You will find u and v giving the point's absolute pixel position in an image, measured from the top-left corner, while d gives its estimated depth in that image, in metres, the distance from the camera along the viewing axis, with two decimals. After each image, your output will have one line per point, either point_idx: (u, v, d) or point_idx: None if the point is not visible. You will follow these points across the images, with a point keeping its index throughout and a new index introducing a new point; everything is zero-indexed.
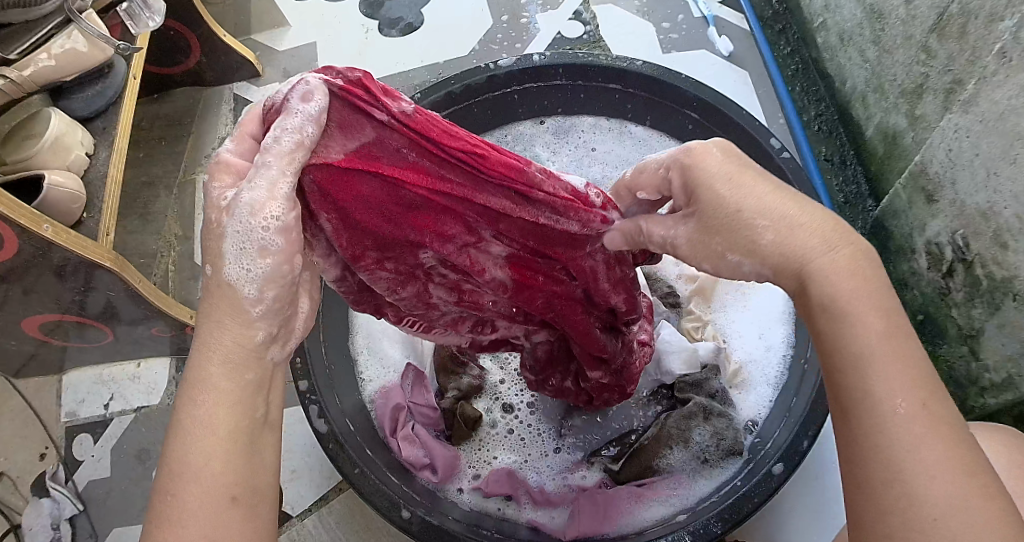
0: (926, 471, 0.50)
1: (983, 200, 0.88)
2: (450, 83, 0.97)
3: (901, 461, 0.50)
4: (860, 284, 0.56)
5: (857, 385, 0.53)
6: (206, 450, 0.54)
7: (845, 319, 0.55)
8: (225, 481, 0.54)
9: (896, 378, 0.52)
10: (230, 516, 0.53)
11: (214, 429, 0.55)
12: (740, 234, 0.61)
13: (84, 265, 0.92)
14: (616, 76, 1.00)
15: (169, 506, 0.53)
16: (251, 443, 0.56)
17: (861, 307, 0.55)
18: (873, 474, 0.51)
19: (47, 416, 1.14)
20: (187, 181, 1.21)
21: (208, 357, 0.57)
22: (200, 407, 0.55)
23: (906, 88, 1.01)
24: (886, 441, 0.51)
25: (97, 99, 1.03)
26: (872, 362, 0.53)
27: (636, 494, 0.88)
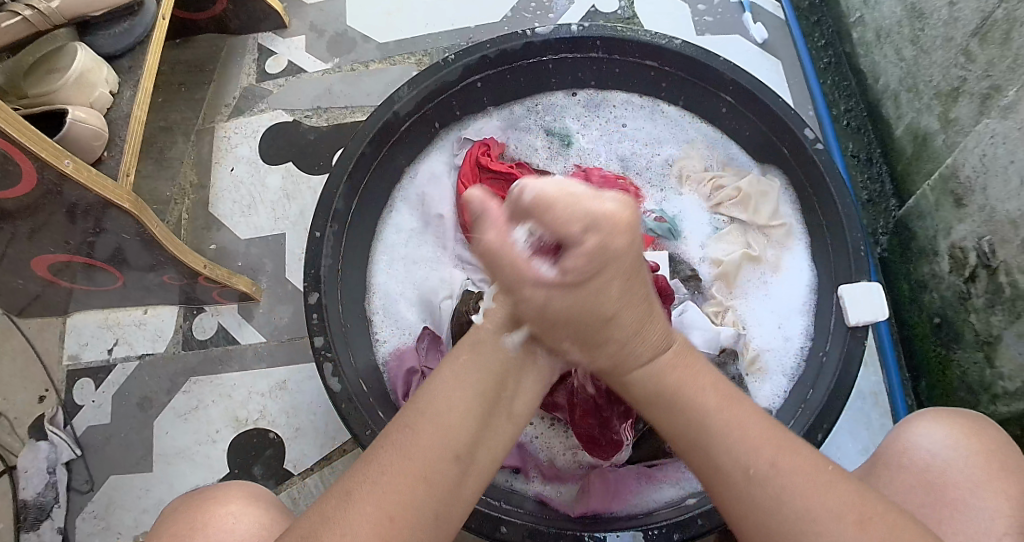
0: (806, 518, 0.55)
1: (1014, 208, 0.88)
2: (485, 47, 0.95)
3: (784, 516, 0.55)
4: (695, 375, 0.63)
5: (708, 452, 0.59)
6: (444, 409, 0.60)
7: (687, 410, 0.61)
8: (441, 447, 0.59)
9: (744, 444, 0.58)
10: (445, 470, 0.58)
11: (457, 392, 0.61)
12: None
13: (100, 205, 0.90)
14: (653, 54, 0.98)
15: (390, 441, 0.59)
16: (491, 413, 0.63)
17: (694, 390, 0.61)
18: (764, 531, 0.56)
19: (48, 358, 1.12)
20: (206, 130, 1.20)
21: (482, 330, 0.66)
22: (468, 371, 0.63)
23: (941, 91, 1.00)
24: (756, 493, 0.56)
25: (125, 37, 1.00)
26: (705, 425, 0.59)
27: (645, 475, 0.88)
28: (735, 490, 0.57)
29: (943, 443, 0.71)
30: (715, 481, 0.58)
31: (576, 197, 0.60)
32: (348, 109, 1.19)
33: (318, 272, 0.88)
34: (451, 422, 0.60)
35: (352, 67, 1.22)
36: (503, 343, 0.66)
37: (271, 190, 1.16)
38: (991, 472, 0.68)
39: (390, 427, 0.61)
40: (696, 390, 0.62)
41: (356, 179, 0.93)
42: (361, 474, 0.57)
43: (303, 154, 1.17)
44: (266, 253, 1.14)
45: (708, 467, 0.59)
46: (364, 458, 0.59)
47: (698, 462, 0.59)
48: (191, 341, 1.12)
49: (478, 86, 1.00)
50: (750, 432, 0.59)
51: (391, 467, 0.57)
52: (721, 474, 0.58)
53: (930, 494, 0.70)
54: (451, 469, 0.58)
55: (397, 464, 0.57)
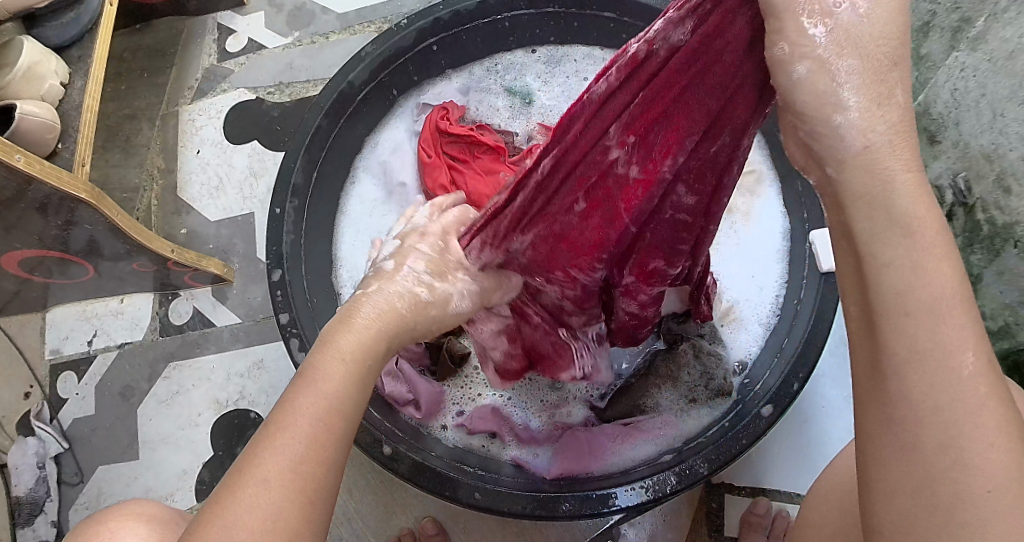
0: (983, 442, 0.43)
1: (988, 142, 0.85)
2: (437, 10, 0.93)
3: (967, 419, 0.43)
4: (924, 213, 0.46)
5: (923, 333, 0.44)
6: (334, 389, 0.53)
7: (887, 251, 0.45)
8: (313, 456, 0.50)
9: (962, 331, 0.44)
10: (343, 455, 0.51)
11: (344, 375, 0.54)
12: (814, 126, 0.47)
13: (61, 199, 0.90)
14: (613, 4, 0.95)
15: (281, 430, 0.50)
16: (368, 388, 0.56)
17: (936, 256, 0.45)
18: (920, 439, 0.44)
19: (30, 353, 1.12)
20: (171, 113, 1.18)
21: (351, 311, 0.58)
22: (349, 349, 0.55)
23: (912, 26, 0.97)
24: (945, 404, 0.44)
25: (71, 27, 0.99)
26: (942, 310, 0.44)
27: (623, 433, 0.86)
28: (924, 383, 0.44)
29: None
30: (907, 369, 0.44)
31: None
32: (310, 83, 1.17)
33: (280, 249, 0.87)
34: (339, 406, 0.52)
35: (312, 40, 1.20)
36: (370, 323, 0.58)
37: (238, 169, 1.15)
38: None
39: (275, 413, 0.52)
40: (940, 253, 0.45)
41: (314, 151, 0.91)
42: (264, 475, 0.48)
43: (268, 131, 1.16)
44: (237, 234, 1.13)
45: (919, 338, 0.44)
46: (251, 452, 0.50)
47: (917, 331, 0.44)
48: (169, 326, 1.12)
49: (433, 49, 0.98)
50: (969, 323, 0.45)
51: (301, 456, 0.49)
52: (923, 361, 0.44)
53: None
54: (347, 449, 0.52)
55: (292, 455, 0.49)
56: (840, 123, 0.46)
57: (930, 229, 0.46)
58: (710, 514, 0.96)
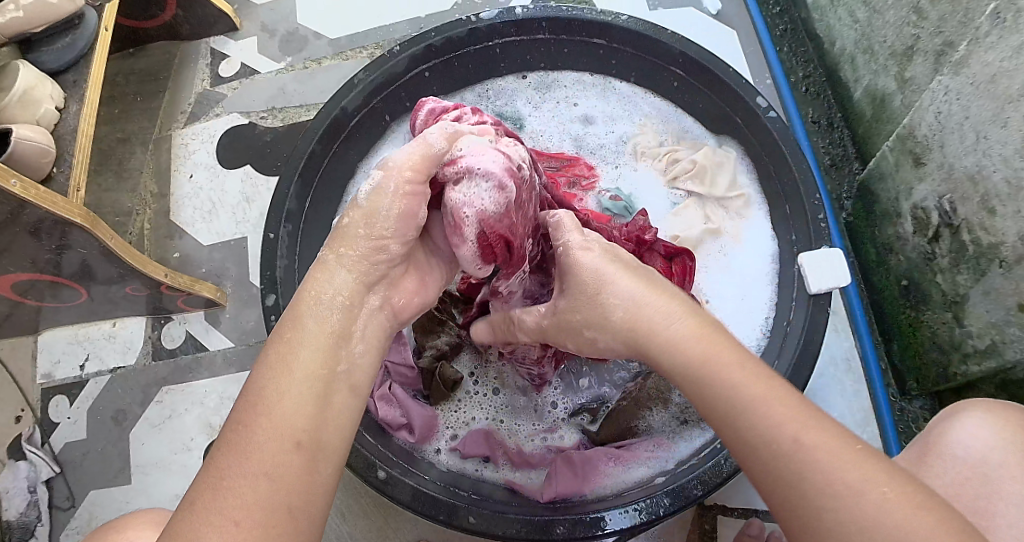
0: (846, 494, 0.51)
1: (972, 164, 0.87)
2: (429, 36, 0.95)
3: (816, 488, 0.52)
4: (703, 336, 0.60)
5: (745, 429, 0.56)
6: (275, 400, 0.55)
7: (711, 383, 0.58)
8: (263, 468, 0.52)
9: (779, 411, 0.55)
10: (289, 464, 0.53)
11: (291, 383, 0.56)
12: (597, 305, 0.65)
13: (55, 223, 0.90)
14: (600, 31, 0.97)
15: (228, 447, 0.53)
16: (329, 391, 0.57)
17: (724, 363, 0.58)
18: (785, 507, 0.53)
19: (21, 378, 1.12)
20: (164, 137, 1.19)
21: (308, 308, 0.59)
22: (294, 351, 0.57)
23: (896, 50, 0.98)
24: (795, 477, 0.53)
25: (68, 51, 1.00)
26: (741, 412, 0.56)
27: (615, 456, 0.87)
28: (764, 462, 0.54)
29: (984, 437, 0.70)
30: (749, 459, 0.55)
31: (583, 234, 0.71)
32: (303, 107, 1.18)
33: (274, 274, 0.88)
34: (282, 413, 0.54)
35: (304, 65, 1.21)
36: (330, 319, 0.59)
37: (231, 194, 1.15)
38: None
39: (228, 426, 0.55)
40: (729, 368, 0.58)
41: (308, 178, 0.92)
42: (203, 488, 0.52)
43: (261, 155, 1.17)
44: (230, 258, 1.13)
45: (739, 441, 0.56)
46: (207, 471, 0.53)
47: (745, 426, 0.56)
48: (162, 350, 1.12)
49: (425, 75, 0.98)
50: (787, 409, 0.55)
51: (240, 473, 0.52)
52: (766, 450, 0.55)
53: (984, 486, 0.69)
54: (300, 457, 0.54)
55: (243, 475, 0.52)
56: (619, 294, 0.64)
57: (717, 338, 0.60)
58: (703, 536, 0.96)
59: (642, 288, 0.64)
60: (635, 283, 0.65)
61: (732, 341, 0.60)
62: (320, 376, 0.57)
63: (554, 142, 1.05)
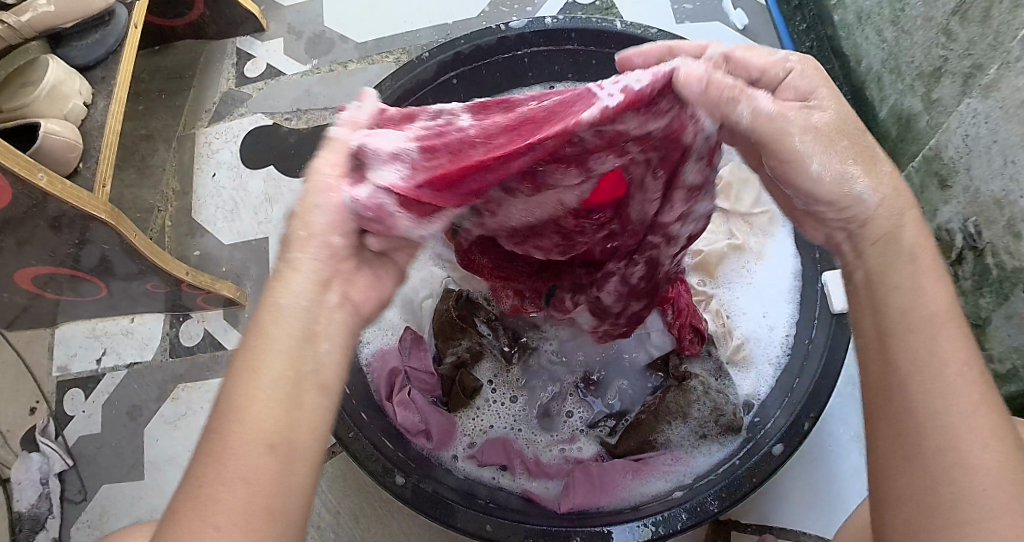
0: (980, 465, 0.50)
1: (998, 188, 0.87)
2: (459, 43, 0.96)
3: (958, 452, 0.50)
4: (926, 265, 0.55)
5: (923, 364, 0.52)
6: (242, 406, 0.51)
7: (911, 337, 0.53)
8: (259, 491, 0.50)
9: (959, 376, 0.52)
10: (268, 470, 0.50)
11: (269, 394, 0.52)
12: (775, 149, 0.57)
13: (78, 217, 0.90)
14: (631, 44, 0.97)
15: (213, 467, 0.50)
16: (297, 387, 0.53)
17: (937, 314, 0.53)
18: (923, 465, 0.51)
19: (37, 370, 1.12)
20: (188, 135, 1.20)
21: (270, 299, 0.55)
22: (262, 357, 0.53)
23: (924, 71, 0.99)
24: (948, 438, 0.51)
25: (97, 47, 1.01)
26: (932, 333, 0.53)
27: (633, 469, 0.87)
28: (925, 413, 0.51)
29: None
30: (905, 400, 0.52)
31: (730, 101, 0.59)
32: (327, 110, 1.18)
33: None
34: (254, 421, 0.51)
35: (330, 68, 1.21)
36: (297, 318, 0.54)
37: (253, 193, 1.16)
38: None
39: (210, 438, 0.51)
40: (936, 302, 0.54)
41: None
42: (186, 508, 0.49)
43: (284, 156, 1.17)
44: (250, 257, 1.13)
45: (918, 372, 0.52)
46: (186, 490, 0.50)
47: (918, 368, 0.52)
48: (179, 347, 1.12)
49: (453, 83, 0.98)
50: (965, 368, 0.52)
51: (228, 492, 0.49)
52: (931, 412, 0.51)
53: None
54: (274, 464, 0.51)
55: (232, 494, 0.49)
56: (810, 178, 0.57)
57: (922, 266, 0.55)
58: None
59: (857, 166, 0.56)
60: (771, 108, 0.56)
61: (942, 274, 0.55)
62: (287, 376, 0.53)
63: None
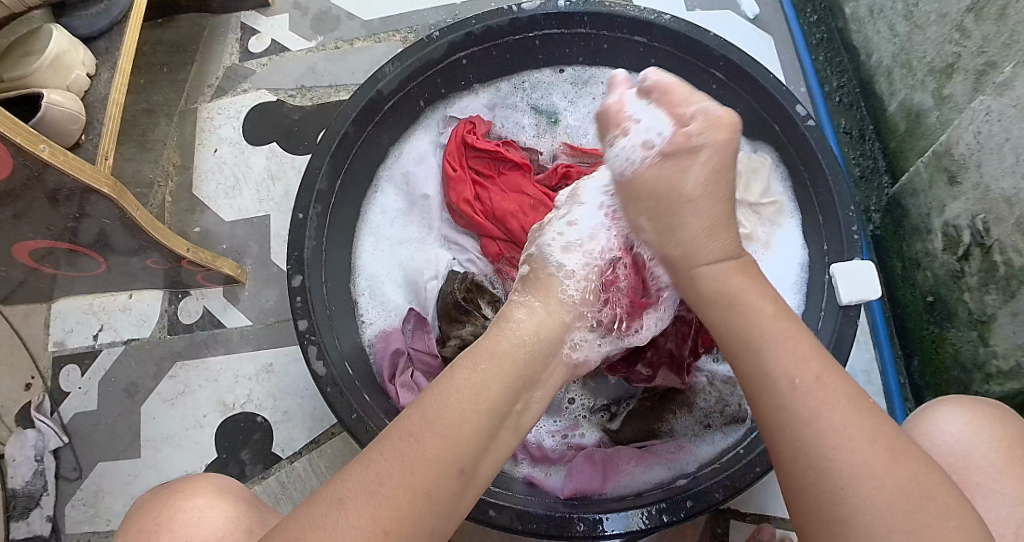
0: (841, 438, 0.55)
1: (1009, 186, 0.87)
2: (470, 24, 0.93)
3: (824, 440, 0.55)
4: (744, 286, 0.65)
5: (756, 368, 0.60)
6: (452, 419, 0.59)
7: (731, 317, 0.63)
8: (430, 478, 0.56)
9: (786, 352, 0.60)
10: (445, 486, 0.57)
11: (473, 414, 0.60)
12: (672, 209, 0.70)
13: (80, 190, 0.89)
14: (643, 29, 0.96)
15: (394, 445, 0.57)
16: (498, 427, 0.62)
17: (752, 295, 0.64)
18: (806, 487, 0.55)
19: (33, 345, 1.10)
20: (190, 110, 1.18)
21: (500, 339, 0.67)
22: (485, 382, 0.63)
23: (936, 66, 0.98)
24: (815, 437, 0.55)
25: (102, 18, 0.99)
26: (759, 344, 0.61)
27: (637, 456, 0.86)
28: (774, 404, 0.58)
29: (961, 429, 0.70)
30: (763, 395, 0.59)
31: (688, 99, 0.71)
32: (332, 88, 1.17)
33: (302, 254, 0.87)
34: (456, 437, 0.58)
35: (336, 45, 1.19)
36: (521, 361, 0.66)
37: (255, 170, 1.14)
38: (1011, 458, 0.68)
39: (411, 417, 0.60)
40: (770, 321, 0.62)
41: (340, 159, 0.91)
42: (361, 481, 0.56)
43: (287, 134, 1.15)
44: (251, 235, 1.12)
45: (758, 371, 0.60)
46: (378, 450, 0.57)
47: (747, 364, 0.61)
48: (177, 324, 1.11)
49: (463, 62, 0.98)
50: (796, 349, 0.60)
51: (397, 472, 0.56)
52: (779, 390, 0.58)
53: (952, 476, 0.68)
54: (453, 483, 0.57)
55: (401, 472, 0.56)
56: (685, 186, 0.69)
57: (759, 293, 0.64)
58: (714, 540, 0.96)
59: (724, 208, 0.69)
60: (714, 198, 0.69)
61: (798, 326, 0.62)
62: (487, 423, 0.61)
63: (587, 137, 1.05)
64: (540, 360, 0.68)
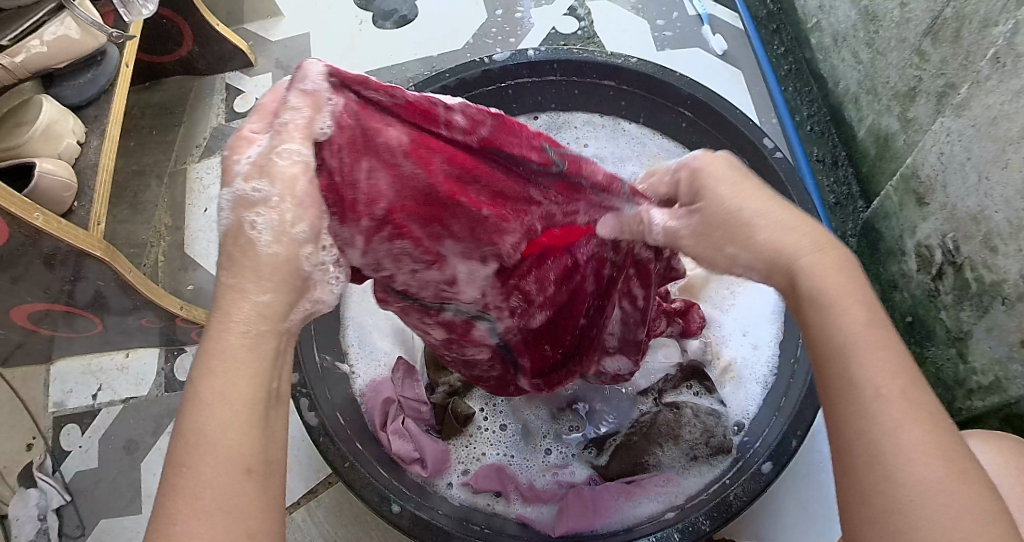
0: (906, 456, 0.47)
1: (974, 204, 0.89)
2: (444, 78, 0.96)
3: (892, 448, 0.48)
4: (835, 269, 0.55)
5: (840, 372, 0.51)
6: (231, 432, 0.50)
7: (815, 301, 0.54)
8: (224, 494, 0.49)
9: (877, 363, 0.50)
10: (244, 495, 0.49)
11: (230, 410, 0.51)
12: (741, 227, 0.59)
13: (71, 253, 0.91)
14: (611, 73, 0.99)
15: (181, 487, 0.49)
16: (272, 409, 0.53)
17: (848, 297, 0.54)
18: (855, 465, 0.49)
19: (34, 406, 1.13)
20: (179, 170, 1.21)
21: (227, 329, 0.53)
22: (233, 367, 0.52)
23: (899, 91, 1.01)
24: (876, 444, 0.48)
25: (90, 87, 1.02)
26: (853, 350, 0.51)
27: (625, 491, 0.88)
28: (848, 412, 0.50)
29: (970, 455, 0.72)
30: (836, 402, 0.51)
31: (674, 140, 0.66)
32: None
33: None
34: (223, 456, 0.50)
35: None
36: (222, 364, 0.52)
37: None
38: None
39: (176, 446, 0.51)
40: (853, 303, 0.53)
41: None
42: (155, 531, 0.48)
43: None
44: None
45: (839, 372, 0.51)
46: (155, 513, 0.49)
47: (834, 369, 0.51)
48: (175, 382, 1.13)
49: None
50: (885, 353, 0.51)
51: (196, 511, 0.48)
52: (851, 396, 0.50)
53: None
54: (250, 488, 0.50)
55: (194, 506, 0.48)
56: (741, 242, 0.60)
57: (827, 260, 0.56)
58: None
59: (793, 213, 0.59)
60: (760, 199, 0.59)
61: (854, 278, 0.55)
62: (243, 394, 0.52)
63: None
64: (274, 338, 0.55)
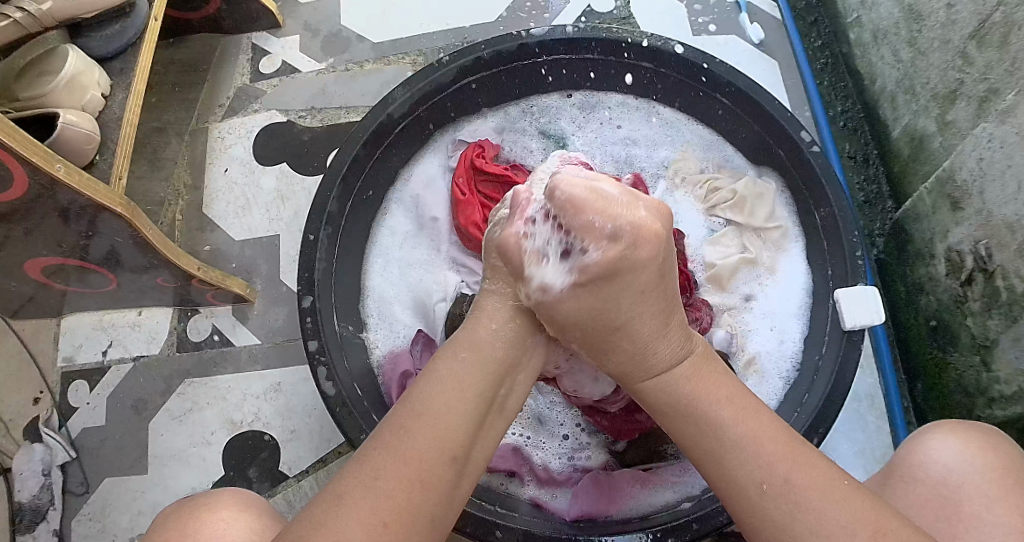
0: (784, 477, 0.61)
1: (1011, 212, 0.88)
2: (479, 48, 0.95)
3: (785, 494, 0.60)
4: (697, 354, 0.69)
5: (712, 438, 0.64)
6: (444, 409, 0.63)
7: (698, 331, 0.68)
8: (422, 461, 0.60)
9: (750, 429, 0.63)
10: (442, 471, 0.60)
11: (460, 397, 0.64)
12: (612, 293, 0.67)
13: (91, 208, 0.90)
14: (651, 55, 0.98)
15: (385, 440, 0.61)
16: (486, 414, 0.65)
17: (710, 404, 0.66)
18: (755, 495, 0.61)
19: (42, 360, 1.11)
20: (200, 129, 1.19)
21: (478, 334, 0.69)
22: (459, 364, 0.66)
23: (939, 93, 0.99)
24: (766, 481, 0.61)
25: (116, 39, 1.00)
26: (720, 417, 0.64)
27: (641, 479, 0.87)
28: (740, 466, 0.62)
29: (954, 457, 0.72)
30: (713, 459, 0.64)
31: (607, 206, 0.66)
32: (343, 110, 1.18)
33: (313, 276, 0.88)
34: (448, 426, 0.62)
35: (346, 67, 1.21)
36: (501, 351, 0.68)
37: (265, 191, 1.15)
38: (1005, 488, 0.69)
39: (393, 415, 0.63)
40: (708, 384, 0.67)
41: (350, 181, 0.92)
42: (358, 477, 0.59)
43: (297, 154, 1.17)
44: (260, 255, 1.13)
45: (704, 428, 0.65)
46: (359, 455, 0.61)
47: (715, 399, 0.65)
48: (186, 342, 1.12)
49: (472, 87, 0.99)
50: (756, 420, 0.64)
51: (389, 465, 0.59)
52: (730, 451, 0.63)
53: (944, 508, 0.70)
54: (448, 467, 0.61)
55: (393, 466, 0.59)
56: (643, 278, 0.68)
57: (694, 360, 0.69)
58: None
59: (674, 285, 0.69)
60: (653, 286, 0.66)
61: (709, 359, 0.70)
62: (474, 390, 0.65)
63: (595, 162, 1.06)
64: (518, 353, 0.70)
